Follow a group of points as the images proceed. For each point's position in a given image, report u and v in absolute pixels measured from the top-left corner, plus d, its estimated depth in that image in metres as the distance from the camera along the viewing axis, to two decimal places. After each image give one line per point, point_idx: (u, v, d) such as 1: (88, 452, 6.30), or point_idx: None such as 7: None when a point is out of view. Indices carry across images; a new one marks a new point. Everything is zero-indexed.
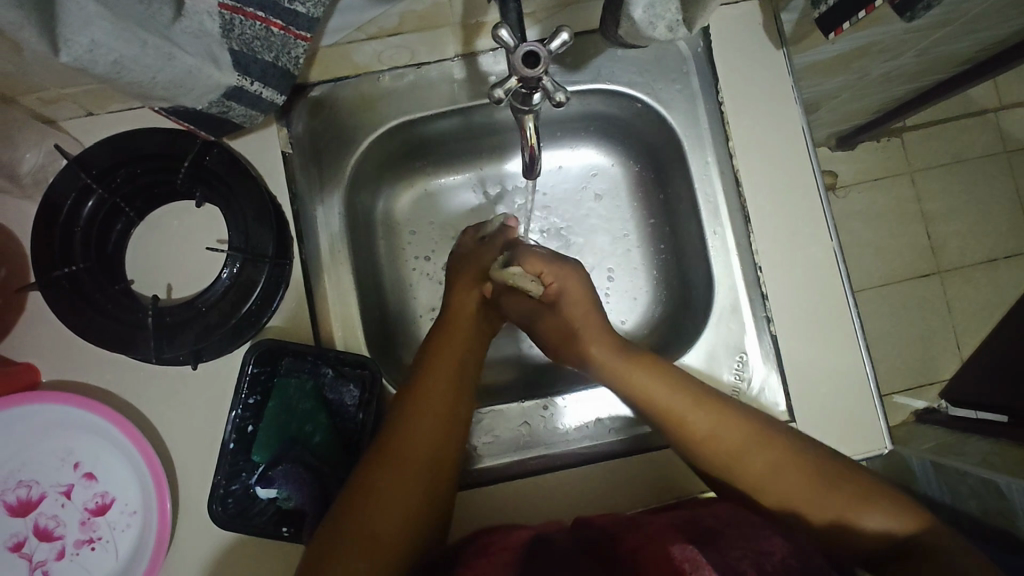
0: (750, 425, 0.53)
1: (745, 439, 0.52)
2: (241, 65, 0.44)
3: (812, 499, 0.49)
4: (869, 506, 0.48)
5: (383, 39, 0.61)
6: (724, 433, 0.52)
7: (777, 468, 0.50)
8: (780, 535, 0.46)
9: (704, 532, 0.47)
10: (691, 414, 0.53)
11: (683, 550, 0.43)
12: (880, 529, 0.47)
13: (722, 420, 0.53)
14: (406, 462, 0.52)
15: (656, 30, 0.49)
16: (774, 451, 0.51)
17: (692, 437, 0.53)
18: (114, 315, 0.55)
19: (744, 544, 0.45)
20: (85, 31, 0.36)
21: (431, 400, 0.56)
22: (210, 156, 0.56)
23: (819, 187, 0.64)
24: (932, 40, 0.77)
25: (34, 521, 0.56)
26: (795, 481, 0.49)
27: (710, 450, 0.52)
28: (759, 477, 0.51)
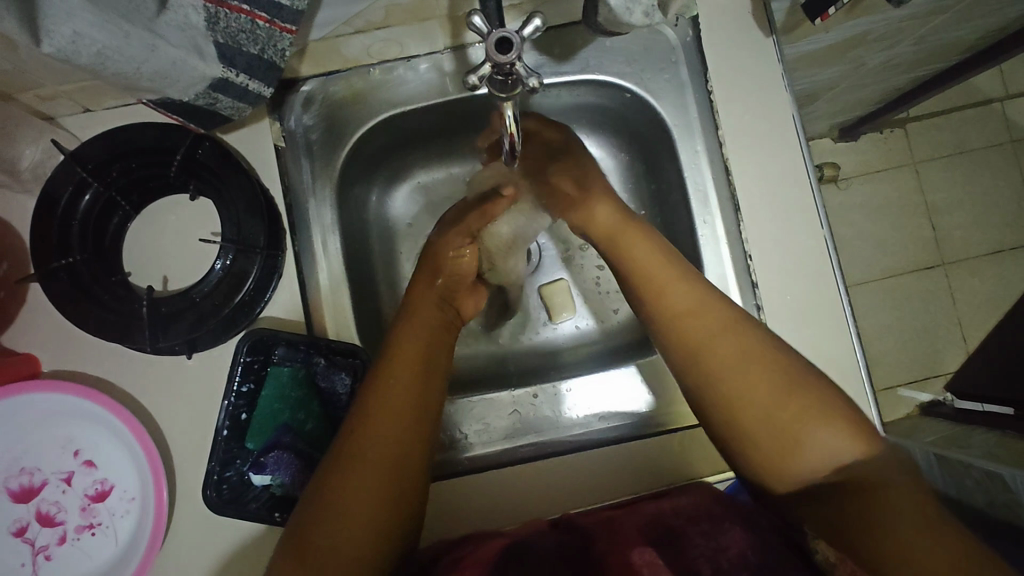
0: (736, 318, 0.52)
1: (727, 325, 0.52)
2: (226, 58, 0.45)
3: (769, 400, 0.48)
4: (823, 423, 0.47)
5: (372, 32, 0.62)
6: (700, 308, 0.53)
7: (744, 357, 0.50)
8: (742, 527, 0.48)
9: (666, 532, 0.50)
10: (674, 290, 0.54)
11: (642, 555, 0.46)
12: (831, 454, 0.46)
13: (701, 296, 0.53)
14: (380, 419, 0.50)
15: (633, 15, 0.49)
16: (750, 347, 0.50)
17: (676, 317, 0.53)
18: (110, 306, 0.56)
19: (702, 543, 0.48)
20: (68, 23, 0.37)
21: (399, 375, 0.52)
22: (202, 149, 0.57)
23: (809, 176, 0.64)
24: (929, 28, 0.76)
25: (36, 506, 0.57)
26: (762, 376, 0.49)
27: (695, 325, 0.52)
28: (726, 362, 0.50)
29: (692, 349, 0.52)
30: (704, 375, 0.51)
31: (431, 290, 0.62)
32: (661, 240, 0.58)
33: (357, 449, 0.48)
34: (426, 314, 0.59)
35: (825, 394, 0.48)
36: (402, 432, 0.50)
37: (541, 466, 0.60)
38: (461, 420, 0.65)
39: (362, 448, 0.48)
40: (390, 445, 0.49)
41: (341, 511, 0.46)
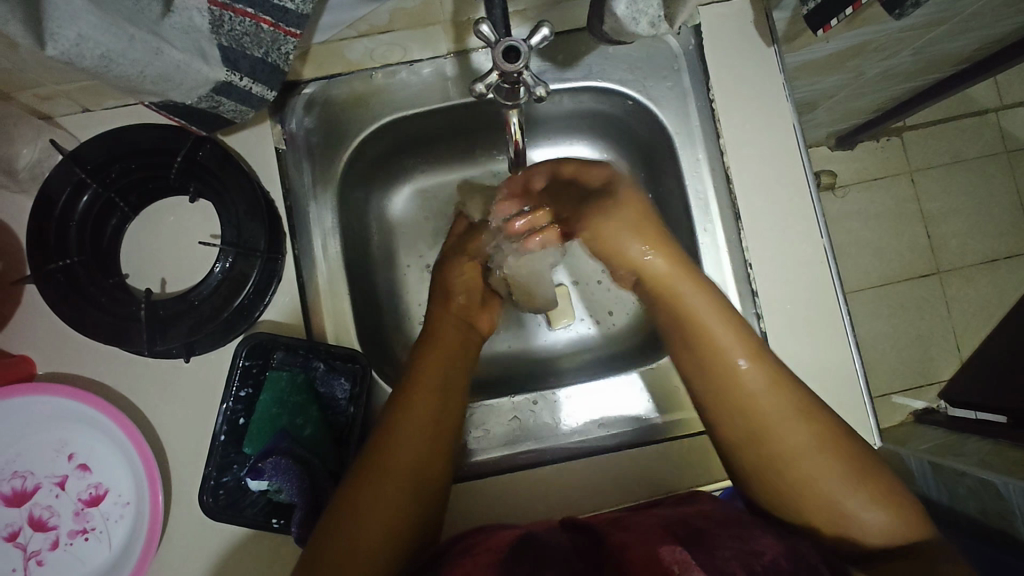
0: (801, 403, 0.50)
1: (794, 411, 0.50)
2: (230, 61, 0.45)
3: (831, 479, 0.48)
4: (880, 506, 0.47)
5: (375, 36, 0.62)
6: (773, 389, 0.51)
7: (812, 443, 0.49)
8: (771, 535, 0.46)
9: (690, 532, 0.46)
10: (733, 351, 0.52)
11: (673, 552, 0.42)
12: (869, 527, 0.47)
13: (762, 374, 0.51)
14: (397, 466, 0.51)
15: (639, 25, 0.49)
16: (814, 426, 0.50)
17: (748, 390, 0.51)
18: (107, 309, 0.55)
19: (734, 545, 0.44)
20: (72, 25, 0.36)
21: (408, 435, 0.53)
22: (203, 152, 0.57)
23: (810, 186, 0.64)
24: (928, 39, 0.77)
25: (28, 511, 0.56)
26: (815, 453, 0.49)
27: (765, 401, 0.51)
28: (780, 436, 0.50)
29: (757, 428, 0.51)
30: (775, 451, 0.50)
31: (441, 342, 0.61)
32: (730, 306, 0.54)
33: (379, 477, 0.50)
34: (448, 350, 0.61)
35: (878, 474, 0.49)
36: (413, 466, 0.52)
37: (539, 473, 0.61)
38: None
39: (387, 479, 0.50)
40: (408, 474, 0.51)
41: (366, 532, 0.48)
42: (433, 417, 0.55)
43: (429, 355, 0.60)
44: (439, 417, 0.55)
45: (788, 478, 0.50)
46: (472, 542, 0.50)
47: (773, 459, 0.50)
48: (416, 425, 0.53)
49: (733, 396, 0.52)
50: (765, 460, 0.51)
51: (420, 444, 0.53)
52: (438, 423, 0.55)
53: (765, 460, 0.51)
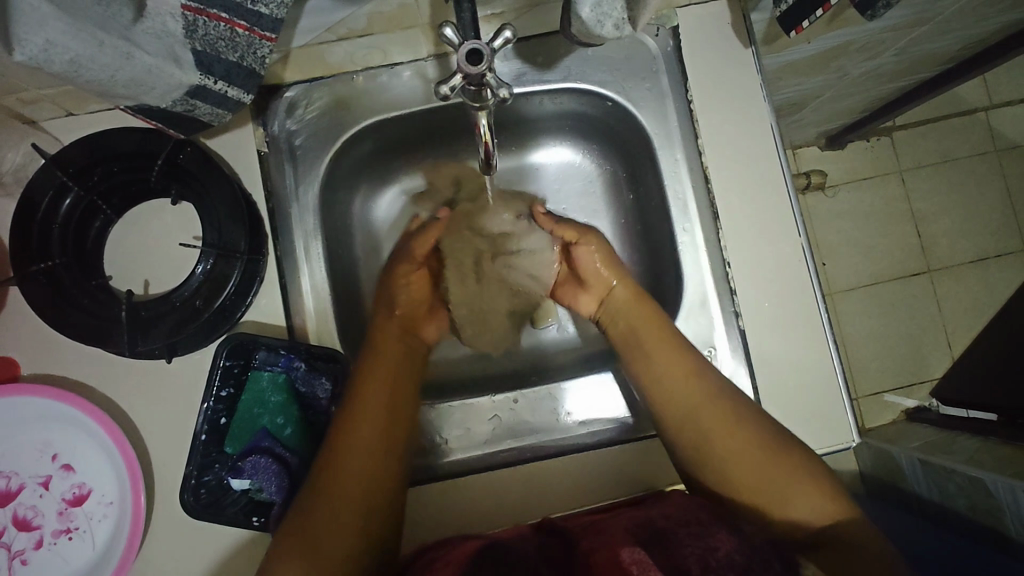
0: (718, 393, 0.55)
1: (711, 400, 0.55)
2: (204, 66, 0.46)
3: (760, 466, 0.51)
4: (807, 493, 0.49)
5: (355, 40, 0.63)
6: (688, 383, 0.56)
7: (731, 430, 0.53)
8: (728, 531, 0.46)
9: (651, 534, 0.46)
10: (660, 362, 0.58)
11: (632, 553, 0.44)
12: (803, 515, 0.49)
13: (688, 376, 0.56)
14: (350, 458, 0.53)
15: (604, 28, 0.49)
16: (732, 414, 0.54)
17: (671, 384, 0.57)
18: (90, 310, 0.56)
19: (692, 543, 0.44)
20: (39, 31, 0.37)
21: (367, 423, 0.54)
22: (184, 154, 0.57)
23: (788, 185, 0.65)
24: (910, 39, 0.78)
25: (13, 510, 0.57)
26: (743, 445, 0.52)
27: (684, 392, 0.56)
28: (717, 437, 0.53)
29: (681, 419, 0.55)
30: (699, 440, 0.54)
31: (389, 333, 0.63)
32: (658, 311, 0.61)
33: (336, 472, 0.52)
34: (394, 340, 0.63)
35: (806, 461, 0.51)
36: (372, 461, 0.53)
37: (520, 472, 0.61)
38: (441, 425, 0.64)
39: (342, 470, 0.52)
40: (364, 467, 0.53)
41: (327, 525, 0.49)
42: (386, 414, 0.56)
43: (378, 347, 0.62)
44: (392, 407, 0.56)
45: (716, 467, 0.53)
46: (438, 555, 0.50)
47: (700, 449, 0.53)
48: (374, 414, 0.55)
49: (656, 389, 0.57)
50: (692, 451, 0.54)
51: (375, 437, 0.54)
52: (390, 421, 0.56)
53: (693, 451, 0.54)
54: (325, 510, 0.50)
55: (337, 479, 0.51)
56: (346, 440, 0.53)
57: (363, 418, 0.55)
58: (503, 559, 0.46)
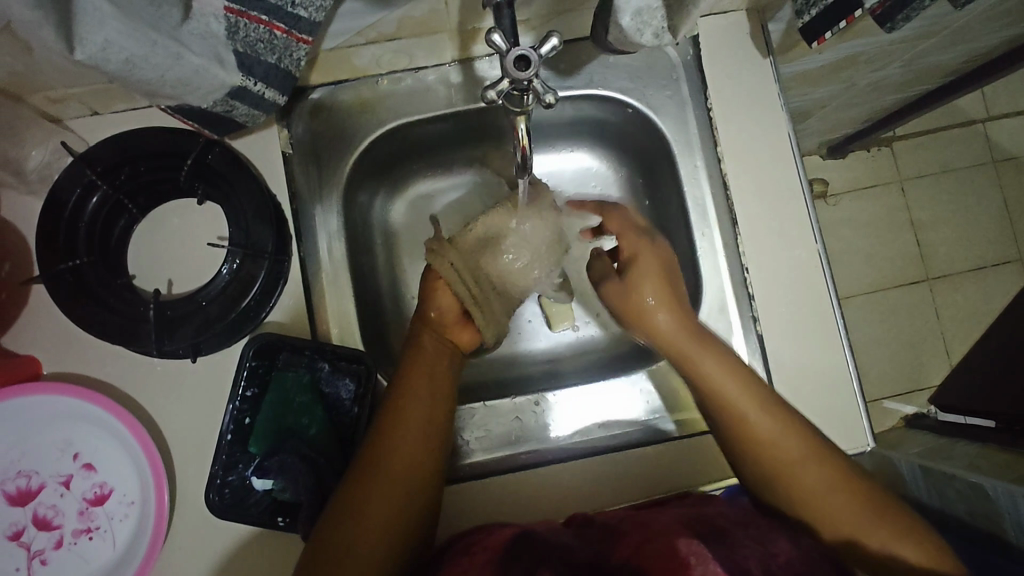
0: (819, 446, 0.53)
1: (801, 450, 0.53)
2: (245, 67, 0.46)
3: (853, 520, 0.51)
4: (896, 540, 0.50)
5: (383, 43, 0.63)
6: (780, 426, 0.54)
7: (824, 488, 0.52)
8: (788, 540, 0.48)
9: (712, 530, 0.48)
10: (756, 416, 0.54)
11: (689, 545, 0.44)
12: (903, 566, 0.49)
13: (809, 448, 0.53)
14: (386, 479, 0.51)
15: (643, 36, 0.51)
16: (820, 465, 0.52)
17: (761, 437, 0.54)
18: (116, 309, 0.56)
19: (752, 546, 0.46)
20: (99, 30, 0.38)
21: (405, 445, 0.52)
22: (212, 155, 0.58)
23: (804, 192, 0.66)
24: (918, 51, 0.79)
25: (33, 510, 0.57)
26: (846, 501, 0.51)
27: (779, 446, 0.53)
28: (809, 491, 0.52)
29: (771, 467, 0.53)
30: (789, 493, 0.53)
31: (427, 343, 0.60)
32: (732, 359, 0.58)
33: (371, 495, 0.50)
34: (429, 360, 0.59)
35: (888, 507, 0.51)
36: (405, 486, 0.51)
37: (542, 474, 0.62)
38: (463, 426, 0.65)
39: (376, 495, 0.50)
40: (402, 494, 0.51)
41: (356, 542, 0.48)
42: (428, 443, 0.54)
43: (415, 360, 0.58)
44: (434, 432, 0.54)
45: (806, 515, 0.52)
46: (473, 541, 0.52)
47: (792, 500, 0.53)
48: (414, 434, 0.53)
49: (740, 436, 0.55)
50: (779, 501, 0.54)
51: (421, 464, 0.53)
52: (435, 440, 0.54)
53: (780, 502, 0.53)
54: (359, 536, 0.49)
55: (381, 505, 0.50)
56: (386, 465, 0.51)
57: (401, 429, 0.53)
58: (541, 549, 0.47)
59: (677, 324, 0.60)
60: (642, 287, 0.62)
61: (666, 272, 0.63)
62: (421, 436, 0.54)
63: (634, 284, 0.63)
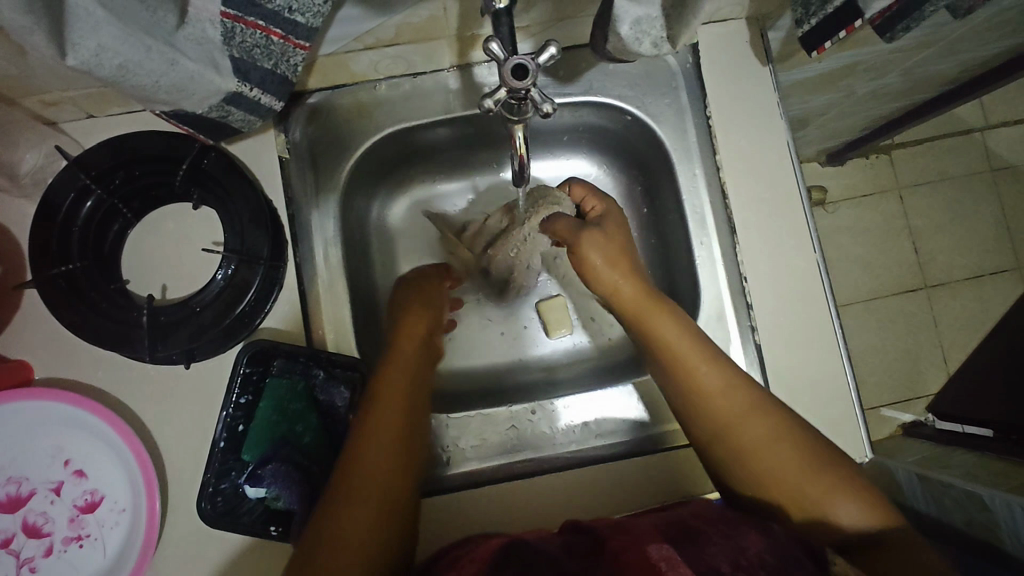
0: (758, 403, 0.53)
1: (747, 405, 0.53)
2: (241, 72, 0.46)
3: (799, 477, 0.49)
4: (844, 497, 0.48)
5: (380, 49, 0.62)
6: (727, 383, 0.54)
7: (771, 442, 0.51)
8: (758, 532, 0.46)
9: (685, 534, 0.47)
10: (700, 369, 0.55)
11: (660, 549, 0.43)
12: (848, 522, 0.48)
13: (754, 404, 0.53)
14: (366, 472, 0.50)
15: (642, 45, 0.52)
16: (766, 420, 0.52)
17: (705, 392, 0.54)
18: (109, 314, 0.56)
19: (722, 544, 0.45)
20: (93, 36, 0.37)
21: (378, 439, 0.52)
22: (208, 160, 0.58)
23: (803, 200, 0.66)
24: (917, 61, 0.79)
25: (23, 517, 0.56)
26: (789, 457, 0.50)
27: (722, 401, 0.53)
28: (755, 448, 0.51)
29: (716, 423, 0.53)
30: (733, 450, 0.52)
31: (401, 344, 0.61)
32: (683, 317, 0.58)
33: (351, 488, 0.50)
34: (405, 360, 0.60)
35: (842, 468, 0.50)
36: (382, 480, 0.51)
37: (536, 484, 0.61)
38: (459, 435, 0.64)
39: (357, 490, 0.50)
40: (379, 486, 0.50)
41: (335, 542, 0.47)
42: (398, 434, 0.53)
43: (394, 352, 0.60)
44: (406, 425, 0.54)
45: (748, 472, 0.51)
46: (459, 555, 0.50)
47: (736, 456, 0.52)
48: (388, 430, 0.53)
49: (688, 392, 0.55)
50: (726, 460, 0.53)
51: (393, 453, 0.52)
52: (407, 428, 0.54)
53: (726, 461, 0.53)
54: (335, 535, 0.47)
55: (359, 501, 0.49)
56: (362, 457, 0.51)
57: (378, 430, 0.53)
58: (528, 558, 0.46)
59: (635, 287, 0.60)
60: (596, 271, 0.62)
61: (626, 250, 0.63)
62: (390, 436, 0.53)
63: (589, 254, 0.63)
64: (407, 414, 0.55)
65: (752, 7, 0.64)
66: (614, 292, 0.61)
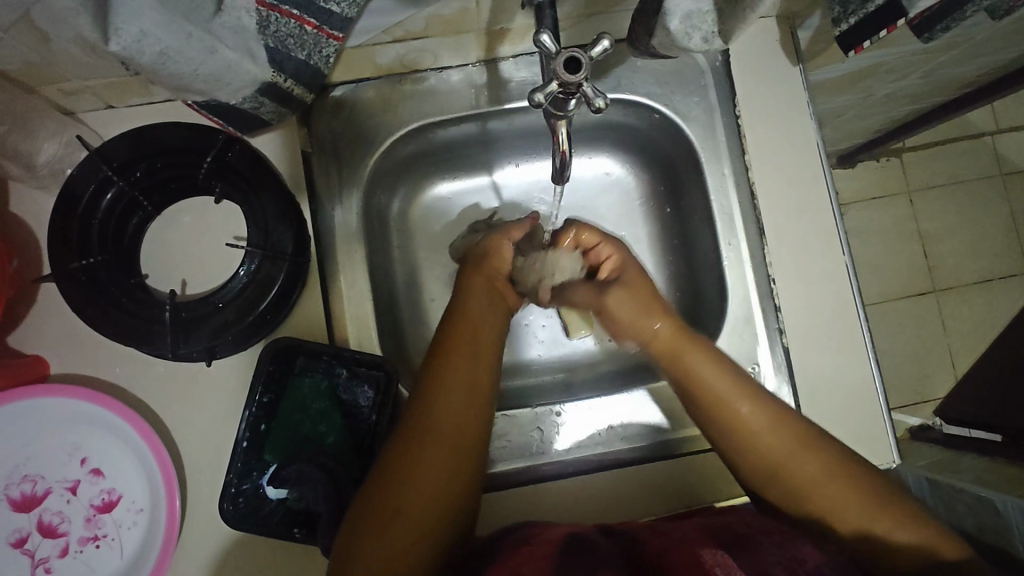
0: (806, 438, 0.50)
1: (795, 443, 0.50)
2: (275, 63, 0.45)
3: (858, 516, 0.47)
4: (902, 527, 0.47)
5: (408, 42, 0.62)
6: (774, 424, 0.50)
7: (824, 484, 0.48)
8: (810, 544, 0.46)
9: (734, 538, 0.47)
10: (744, 410, 0.51)
11: (714, 554, 0.43)
12: (910, 551, 0.46)
13: (806, 445, 0.50)
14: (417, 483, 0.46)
15: (692, 40, 0.52)
16: (818, 458, 0.49)
17: (751, 434, 0.50)
18: (129, 310, 0.54)
19: (775, 552, 0.45)
20: (135, 21, 0.36)
21: (434, 451, 0.47)
22: (232, 152, 0.56)
23: (832, 203, 0.65)
24: (938, 63, 0.78)
25: (38, 516, 0.55)
26: (848, 498, 0.48)
27: (770, 442, 0.50)
28: (811, 490, 0.48)
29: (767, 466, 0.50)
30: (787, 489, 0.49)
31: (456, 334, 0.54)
32: (717, 351, 0.54)
33: (398, 498, 0.45)
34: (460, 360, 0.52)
35: (897, 497, 0.48)
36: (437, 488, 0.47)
37: (560, 486, 0.61)
38: None
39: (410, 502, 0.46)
40: (430, 500, 0.46)
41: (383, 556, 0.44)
42: (456, 443, 0.49)
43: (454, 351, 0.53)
44: (469, 433, 0.50)
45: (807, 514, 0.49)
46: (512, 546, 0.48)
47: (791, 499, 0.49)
48: (443, 435, 0.48)
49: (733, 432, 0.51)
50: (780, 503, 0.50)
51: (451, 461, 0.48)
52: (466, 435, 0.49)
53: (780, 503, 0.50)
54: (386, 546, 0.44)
55: (409, 514, 0.45)
56: (416, 467, 0.47)
57: (432, 436, 0.48)
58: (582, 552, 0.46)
59: (664, 321, 0.56)
60: (628, 307, 0.58)
61: (649, 287, 0.60)
62: (449, 459, 0.48)
63: (618, 308, 0.59)
64: (466, 422, 0.50)
65: (783, 6, 0.63)
66: (643, 332, 0.58)
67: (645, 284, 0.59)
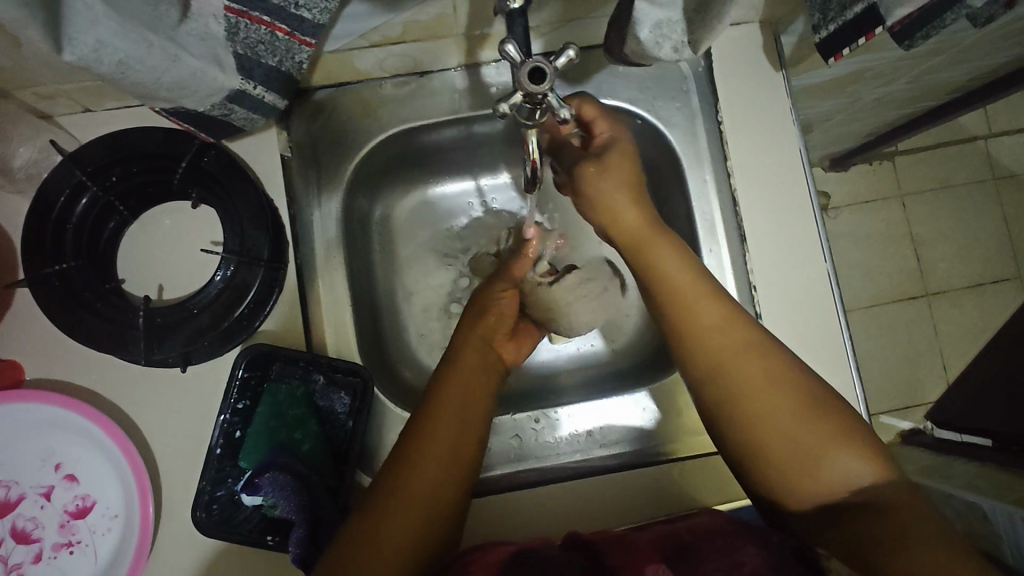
0: (762, 343, 0.49)
1: (751, 346, 0.49)
2: (244, 69, 0.45)
3: (801, 426, 0.45)
4: (842, 447, 0.44)
5: (388, 47, 0.59)
6: (732, 326, 0.50)
7: (770, 393, 0.47)
8: (755, 545, 0.46)
9: (679, 549, 0.48)
10: (704, 305, 0.51)
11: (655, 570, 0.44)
12: (845, 477, 0.43)
13: (756, 347, 0.49)
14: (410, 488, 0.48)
15: (663, 49, 0.52)
16: (769, 364, 0.48)
17: (704, 331, 0.50)
18: (104, 315, 0.54)
19: (718, 559, 0.45)
20: (91, 31, 0.35)
21: (431, 457, 0.49)
22: (208, 157, 0.56)
23: (814, 210, 0.65)
24: (925, 68, 0.78)
25: (12, 522, 0.54)
26: (787, 409, 0.46)
27: (721, 337, 0.50)
28: (753, 396, 0.47)
29: (712, 364, 0.50)
30: (727, 389, 0.48)
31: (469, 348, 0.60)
32: (689, 254, 0.54)
33: (387, 506, 0.47)
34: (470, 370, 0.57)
35: (845, 420, 0.46)
36: (421, 496, 0.48)
37: (540, 494, 0.60)
38: None
39: (393, 512, 0.47)
40: (419, 508, 0.47)
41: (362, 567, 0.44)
42: (448, 452, 0.50)
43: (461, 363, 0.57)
44: (464, 444, 0.52)
45: (742, 426, 0.47)
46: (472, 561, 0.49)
47: (731, 404, 0.48)
48: (437, 447, 0.50)
49: (686, 331, 0.51)
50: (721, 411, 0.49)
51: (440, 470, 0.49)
52: (457, 443, 0.51)
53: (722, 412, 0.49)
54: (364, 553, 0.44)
55: (395, 518, 0.46)
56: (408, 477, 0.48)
57: (428, 449, 0.50)
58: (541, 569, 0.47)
59: (640, 215, 0.56)
60: (607, 193, 0.56)
61: (640, 177, 0.57)
62: (438, 477, 0.49)
63: (592, 188, 0.57)
64: (462, 430, 0.52)
65: (766, 11, 0.63)
66: (615, 223, 0.57)
67: (631, 168, 0.57)
